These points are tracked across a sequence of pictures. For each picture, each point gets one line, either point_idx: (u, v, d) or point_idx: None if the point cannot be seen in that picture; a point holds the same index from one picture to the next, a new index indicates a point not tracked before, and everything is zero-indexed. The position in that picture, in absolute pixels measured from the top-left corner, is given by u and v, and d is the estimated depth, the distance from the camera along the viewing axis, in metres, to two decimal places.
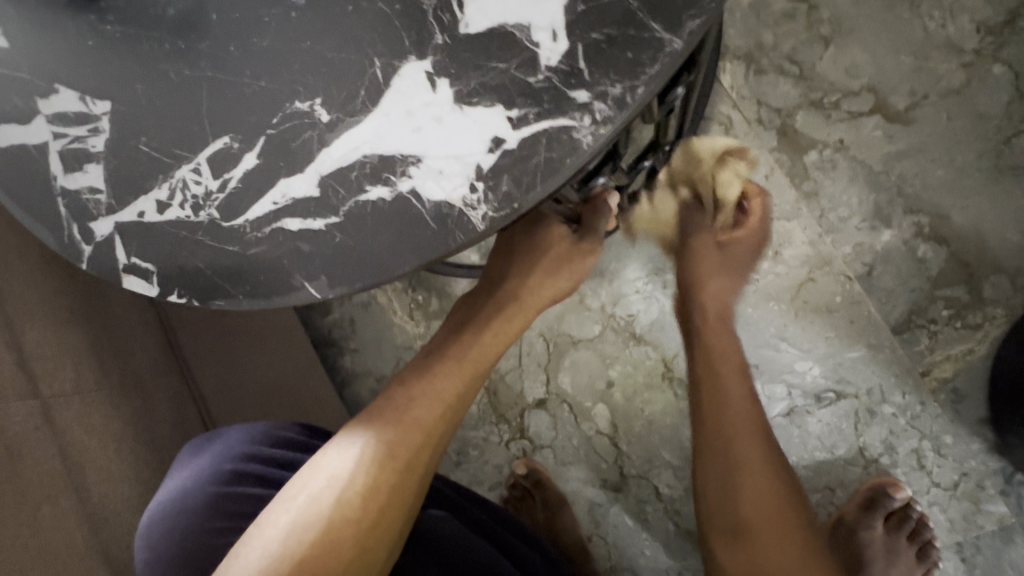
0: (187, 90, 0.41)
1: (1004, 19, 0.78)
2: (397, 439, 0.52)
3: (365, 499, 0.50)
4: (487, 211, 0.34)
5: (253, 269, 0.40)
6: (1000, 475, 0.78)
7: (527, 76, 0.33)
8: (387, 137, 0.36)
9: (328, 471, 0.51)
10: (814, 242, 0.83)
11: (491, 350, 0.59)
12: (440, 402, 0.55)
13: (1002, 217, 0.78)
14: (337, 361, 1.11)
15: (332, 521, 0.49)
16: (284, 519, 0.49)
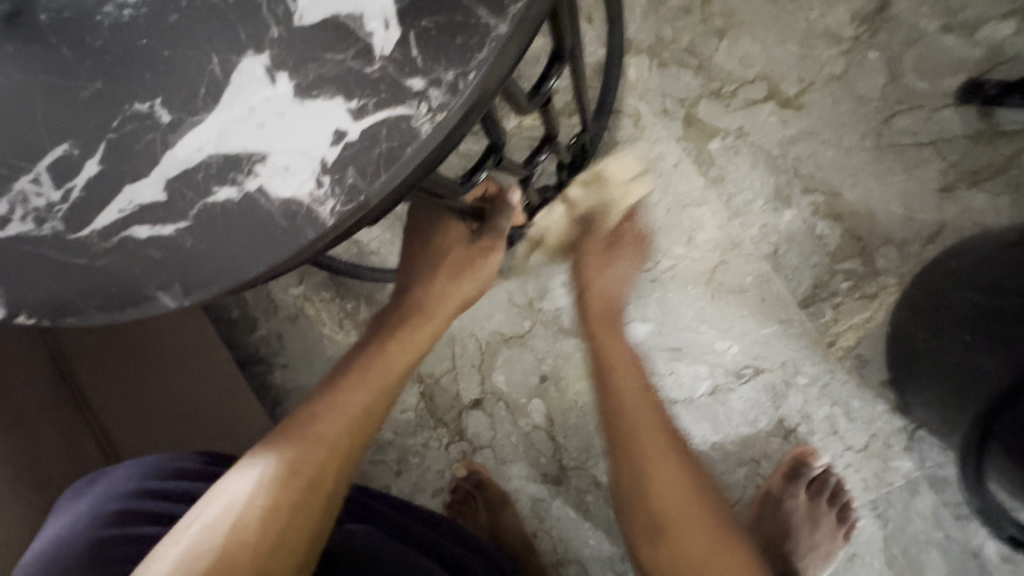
0: (22, 97, 0.38)
1: (875, 7, 0.82)
2: (300, 456, 0.51)
3: (265, 520, 0.48)
4: (334, 206, 0.33)
5: (103, 281, 0.38)
6: (903, 432, 0.83)
7: (363, 66, 0.33)
8: (230, 135, 0.35)
9: (225, 497, 0.49)
10: (723, 226, 0.87)
11: (400, 360, 0.58)
12: (346, 415, 0.53)
13: (888, 192, 0.82)
14: (269, 379, 1.08)
15: (226, 546, 0.46)
16: (174, 552, 0.46)
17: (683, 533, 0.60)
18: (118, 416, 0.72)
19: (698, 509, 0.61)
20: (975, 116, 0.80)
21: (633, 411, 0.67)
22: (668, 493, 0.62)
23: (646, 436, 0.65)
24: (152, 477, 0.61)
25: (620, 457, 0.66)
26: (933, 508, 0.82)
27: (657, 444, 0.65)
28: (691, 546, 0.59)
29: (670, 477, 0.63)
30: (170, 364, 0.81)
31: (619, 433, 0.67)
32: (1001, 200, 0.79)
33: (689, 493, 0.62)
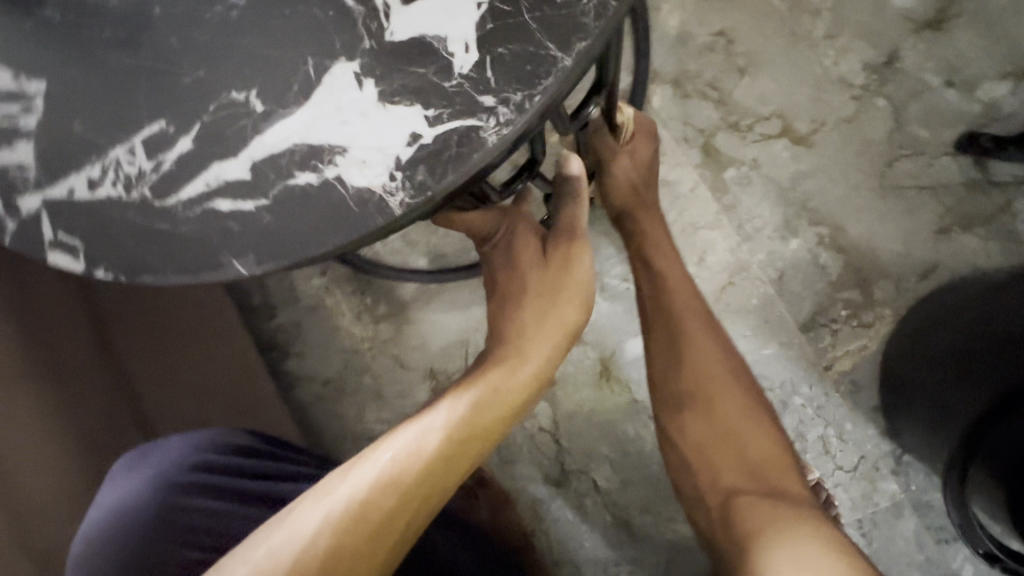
0: (126, 78, 0.43)
1: (885, 60, 0.89)
2: (398, 464, 0.50)
3: (353, 528, 0.47)
4: (404, 198, 0.38)
5: (182, 247, 0.42)
6: (890, 456, 0.88)
7: (443, 80, 0.38)
8: (317, 129, 0.39)
9: (293, 526, 0.47)
10: (733, 249, 0.93)
11: (509, 386, 0.57)
12: (450, 432, 0.53)
13: (888, 229, 0.88)
14: (284, 365, 1.11)
15: (310, 548, 0.46)
16: (266, 541, 0.48)
17: (712, 419, 0.66)
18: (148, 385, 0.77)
19: (731, 389, 0.68)
20: (970, 165, 0.86)
21: (681, 313, 0.71)
22: (705, 384, 0.68)
23: (688, 332, 0.70)
24: (207, 451, 0.66)
25: (659, 345, 0.71)
26: (915, 530, 0.87)
27: (700, 331, 0.70)
28: (723, 432, 0.65)
29: (713, 368, 0.69)
30: (195, 338, 0.84)
31: (663, 322, 0.71)
32: (991, 244, 0.85)
33: (727, 380, 0.68)
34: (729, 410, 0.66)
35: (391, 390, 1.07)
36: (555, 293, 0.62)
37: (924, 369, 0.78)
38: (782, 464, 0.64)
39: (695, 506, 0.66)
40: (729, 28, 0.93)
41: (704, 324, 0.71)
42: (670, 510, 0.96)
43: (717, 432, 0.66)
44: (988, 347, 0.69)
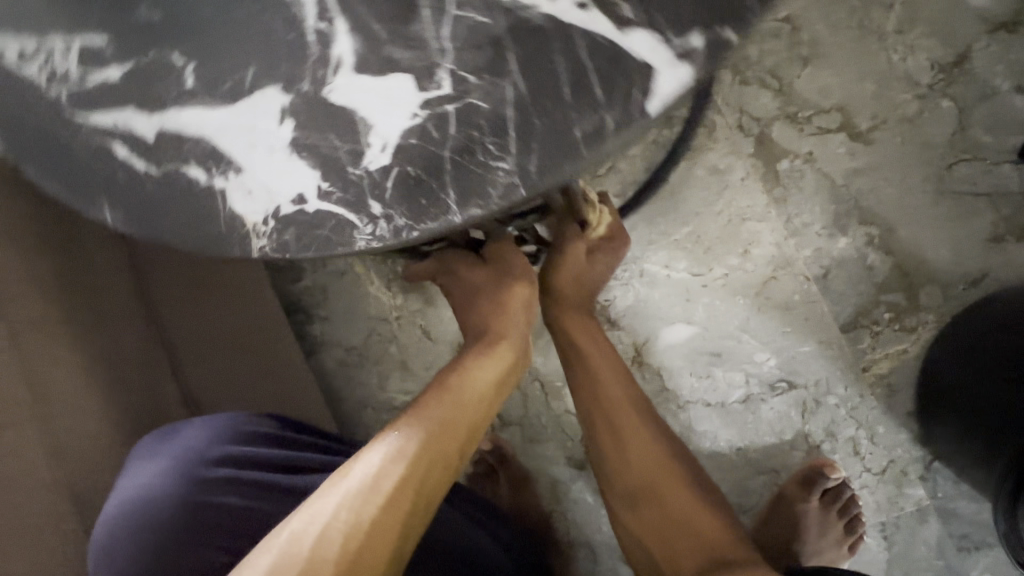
0: (218, 37, 0.47)
1: (955, 59, 0.86)
2: (383, 474, 0.54)
3: (348, 544, 0.50)
4: (500, 183, 0.42)
5: (280, 224, 0.46)
6: (920, 461, 0.87)
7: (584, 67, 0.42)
8: (378, 121, 0.44)
9: (307, 514, 0.51)
10: (779, 243, 0.91)
11: (471, 388, 0.62)
12: (428, 436, 0.58)
13: (940, 234, 0.87)
14: (308, 329, 1.09)
15: (311, 568, 0.49)
16: (263, 560, 0.49)
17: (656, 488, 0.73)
18: (184, 337, 0.79)
19: (673, 479, 0.74)
20: None
21: (608, 396, 0.76)
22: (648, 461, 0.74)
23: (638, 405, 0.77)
24: (230, 442, 0.65)
25: (596, 432, 0.76)
26: (938, 536, 0.87)
27: (630, 419, 0.75)
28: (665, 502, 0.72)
29: (648, 455, 0.74)
30: (224, 294, 0.86)
31: (597, 410, 0.75)
32: None
33: (658, 462, 0.74)
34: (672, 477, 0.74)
35: (417, 361, 1.05)
36: (503, 302, 0.70)
37: (970, 372, 0.75)
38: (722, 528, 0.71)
39: (647, 570, 0.73)
40: (795, 14, 0.90)
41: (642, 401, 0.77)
42: None
43: (664, 514, 0.72)
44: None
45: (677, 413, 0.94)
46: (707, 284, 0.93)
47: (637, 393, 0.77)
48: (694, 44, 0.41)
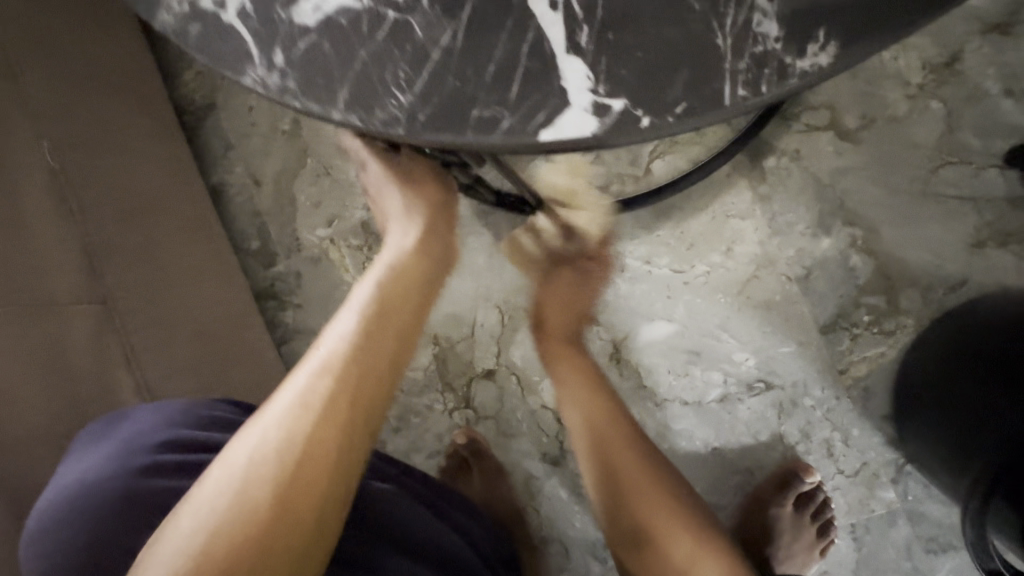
0: None
1: (946, 60, 0.85)
2: (306, 394, 0.53)
3: (282, 463, 0.50)
4: None
5: None
6: (892, 464, 0.87)
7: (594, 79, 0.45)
8: None
9: (241, 445, 0.51)
10: (763, 242, 0.90)
11: (392, 293, 0.61)
12: (353, 346, 0.56)
13: (924, 237, 0.86)
14: (279, 316, 1.06)
15: (245, 493, 0.48)
16: (198, 493, 0.49)
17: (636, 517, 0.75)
18: (140, 324, 0.79)
19: (674, 522, 0.75)
20: (1016, 180, 0.83)
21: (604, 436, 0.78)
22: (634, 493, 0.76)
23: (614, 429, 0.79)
24: (178, 427, 0.61)
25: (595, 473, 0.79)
26: (907, 539, 0.87)
27: (630, 460, 0.77)
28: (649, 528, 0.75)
29: (647, 494, 0.76)
30: (193, 289, 0.87)
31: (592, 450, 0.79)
32: None
33: (660, 503, 0.76)
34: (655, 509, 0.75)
35: None
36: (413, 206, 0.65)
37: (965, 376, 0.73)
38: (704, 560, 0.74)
39: None
40: None
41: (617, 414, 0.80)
42: None
43: (662, 556, 0.74)
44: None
45: (655, 412, 0.92)
46: (688, 281, 0.92)
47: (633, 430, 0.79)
48: (613, 110, 0.44)
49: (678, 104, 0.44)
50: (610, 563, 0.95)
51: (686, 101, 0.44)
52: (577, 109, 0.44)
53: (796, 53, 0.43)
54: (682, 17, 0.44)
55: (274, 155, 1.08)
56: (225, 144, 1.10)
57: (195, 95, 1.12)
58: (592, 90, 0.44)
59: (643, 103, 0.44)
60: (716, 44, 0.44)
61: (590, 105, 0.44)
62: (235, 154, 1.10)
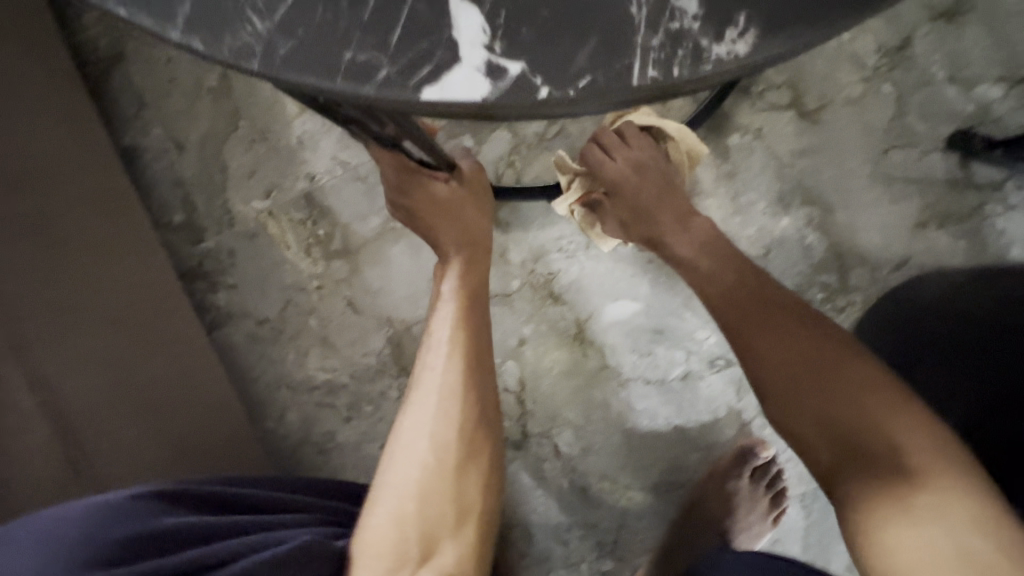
0: None
1: (899, 44, 0.88)
2: (447, 381, 0.65)
3: (438, 452, 0.61)
4: None
5: None
6: None
7: (493, 41, 0.37)
8: None
9: (410, 449, 0.61)
10: (725, 221, 0.90)
11: (469, 294, 0.71)
12: (463, 342, 0.68)
13: (873, 219, 0.89)
14: (210, 299, 0.95)
15: (436, 460, 0.61)
16: (387, 488, 0.60)
17: (800, 402, 0.60)
18: (34, 307, 0.68)
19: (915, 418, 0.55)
20: (956, 165, 0.87)
21: (758, 349, 0.64)
22: (777, 362, 0.63)
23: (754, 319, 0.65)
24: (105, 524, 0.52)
25: (805, 402, 0.60)
26: None
27: (833, 355, 0.61)
28: (813, 418, 0.59)
29: (852, 408, 0.58)
30: (100, 264, 0.76)
31: (761, 373, 0.63)
32: (960, 243, 0.87)
33: (896, 415, 0.55)
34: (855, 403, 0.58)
35: (340, 336, 0.94)
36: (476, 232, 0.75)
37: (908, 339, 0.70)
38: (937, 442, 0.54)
39: None
40: None
41: (739, 317, 0.67)
42: (627, 477, 0.94)
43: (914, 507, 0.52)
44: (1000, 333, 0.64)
45: (618, 392, 0.93)
46: (652, 260, 0.92)
47: (825, 335, 0.63)
48: (509, 74, 0.37)
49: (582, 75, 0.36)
50: (573, 546, 0.94)
51: (591, 75, 0.36)
52: (498, 66, 0.37)
53: (714, 35, 0.36)
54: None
55: (199, 115, 0.95)
56: (138, 101, 0.96)
57: (100, 42, 0.97)
58: (488, 46, 0.37)
59: (548, 75, 0.37)
60: (631, 13, 0.37)
61: (483, 65, 0.37)
62: (150, 112, 0.96)
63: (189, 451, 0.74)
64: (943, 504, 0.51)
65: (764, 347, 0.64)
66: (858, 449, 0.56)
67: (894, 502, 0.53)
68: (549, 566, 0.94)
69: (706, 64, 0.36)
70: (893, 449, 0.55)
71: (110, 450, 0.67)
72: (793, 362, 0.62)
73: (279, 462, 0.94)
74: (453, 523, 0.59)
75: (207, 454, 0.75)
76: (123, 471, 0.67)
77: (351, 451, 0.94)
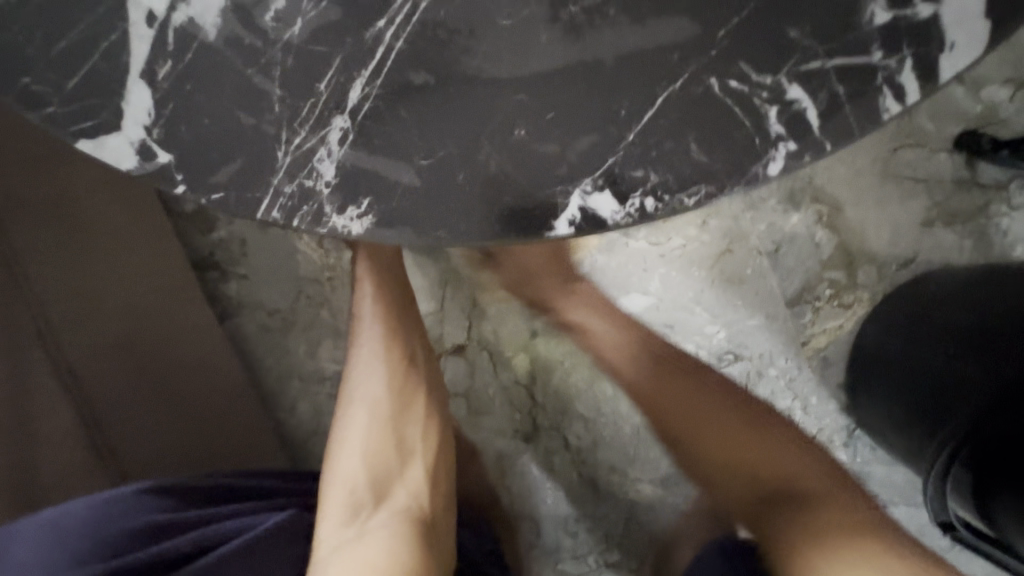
0: None
1: None
2: (373, 349, 0.68)
3: (374, 408, 0.65)
4: None
5: None
6: (844, 430, 0.91)
7: (584, 181, 0.41)
8: None
9: (353, 417, 0.65)
10: (736, 217, 0.91)
11: (380, 280, 0.70)
12: (384, 316, 0.70)
13: (882, 216, 0.90)
14: (221, 288, 0.95)
15: (378, 415, 0.65)
16: (338, 454, 0.63)
17: (700, 446, 0.76)
18: (58, 292, 0.68)
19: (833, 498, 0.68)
20: (963, 164, 0.89)
21: (665, 415, 0.79)
22: (681, 415, 0.77)
23: (673, 376, 0.80)
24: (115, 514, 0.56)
25: (688, 453, 0.78)
26: None
27: (728, 420, 0.75)
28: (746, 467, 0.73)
29: (784, 460, 0.72)
30: (121, 251, 0.75)
31: (667, 432, 0.79)
32: (965, 242, 0.89)
33: (790, 458, 0.72)
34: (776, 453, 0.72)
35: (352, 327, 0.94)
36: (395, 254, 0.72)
37: (918, 338, 0.74)
38: (843, 516, 0.66)
39: None
40: None
41: (662, 380, 0.80)
42: (636, 469, 0.95)
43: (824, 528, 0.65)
44: (1001, 332, 0.66)
45: None
46: (664, 254, 0.92)
47: (740, 405, 0.78)
48: (157, 161, 0.41)
49: (636, 202, 0.41)
50: (581, 537, 0.95)
51: (665, 181, 0.41)
52: (405, 211, 0.41)
53: (791, 105, 0.40)
54: (606, 125, 0.40)
55: None
56: None
57: None
58: (581, 192, 0.41)
59: (602, 209, 0.41)
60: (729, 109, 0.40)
61: (137, 141, 0.41)
62: None
63: (208, 438, 0.75)
64: (860, 557, 0.62)
65: (675, 418, 0.78)
66: (790, 494, 0.69)
67: (811, 543, 0.65)
68: (557, 558, 0.95)
69: (725, 187, 0.41)
70: (801, 484, 0.70)
71: (134, 434, 0.70)
72: (665, 422, 0.80)
73: (289, 452, 0.94)
74: (401, 466, 0.64)
75: (225, 441, 0.76)
76: (147, 456, 0.70)
77: None
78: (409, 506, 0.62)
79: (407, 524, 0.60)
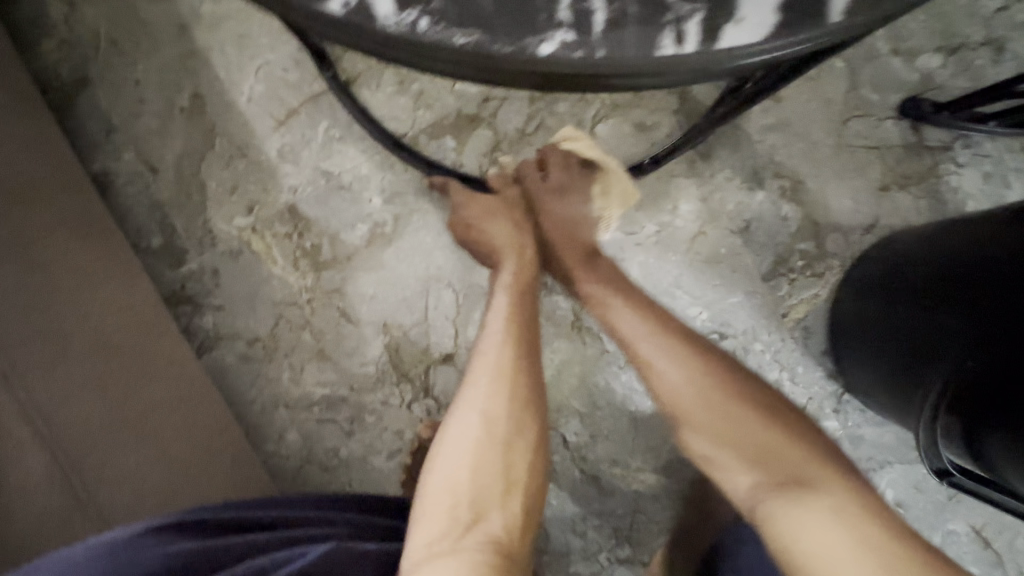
0: None
1: None
2: (499, 358, 0.69)
3: (489, 427, 0.63)
4: None
5: None
6: (834, 396, 0.93)
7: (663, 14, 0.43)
8: None
9: (464, 430, 0.63)
10: (704, 198, 0.94)
11: (518, 269, 0.77)
12: (513, 321, 0.72)
13: (841, 185, 0.94)
14: (196, 323, 0.92)
15: (489, 432, 0.63)
16: (439, 469, 0.61)
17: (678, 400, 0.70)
18: (25, 337, 0.66)
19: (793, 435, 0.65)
20: (909, 129, 0.94)
21: (650, 362, 0.72)
22: (682, 392, 0.70)
23: (660, 344, 0.73)
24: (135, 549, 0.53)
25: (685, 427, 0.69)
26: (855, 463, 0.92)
27: (701, 374, 0.70)
28: (731, 446, 0.67)
29: (719, 411, 0.68)
30: (84, 284, 0.74)
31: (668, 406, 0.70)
32: (921, 202, 0.93)
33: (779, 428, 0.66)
34: (765, 432, 0.66)
35: (337, 348, 0.92)
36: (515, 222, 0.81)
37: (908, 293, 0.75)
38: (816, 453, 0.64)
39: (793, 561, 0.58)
40: None
41: (662, 341, 0.72)
42: (637, 460, 0.94)
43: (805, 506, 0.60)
44: (979, 276, 0.67)
45: (620, 374, 0.95)
46: (640, 243, 0.93)
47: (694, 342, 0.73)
48: None
49: (561, 14, 0.43)
50: (590, 537, 0.93)
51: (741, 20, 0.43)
52: None
53: None
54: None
55: (172, 135, 0.94)
56: (106, 125, 0.94)
57: (62, 70, 0.95)
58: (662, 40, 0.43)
59: (526, 35, 0.43)
60: None
61: None
62: (120, 137, 0.94)
63: (197, 476, 0.72)
64: (832, 516, 0.58)
65: (669, 392, 0.70)
66: (782, 479, 0.62)
67: (796, 511, 0.59)
68: (568, 560, 0.93)
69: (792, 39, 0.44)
70: (796, 466, 0.63)
71: (118, 476, 0.66)
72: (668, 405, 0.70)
73: (282, 485, 0.91)
74: (502, 490, 0.61)
75: (209, 478, 0.72)
76: (129, 499, 0.65)
77: (358, 465, 0.91)
78: (498, 535, 0.58)
79: (493, 550, 0.56)
